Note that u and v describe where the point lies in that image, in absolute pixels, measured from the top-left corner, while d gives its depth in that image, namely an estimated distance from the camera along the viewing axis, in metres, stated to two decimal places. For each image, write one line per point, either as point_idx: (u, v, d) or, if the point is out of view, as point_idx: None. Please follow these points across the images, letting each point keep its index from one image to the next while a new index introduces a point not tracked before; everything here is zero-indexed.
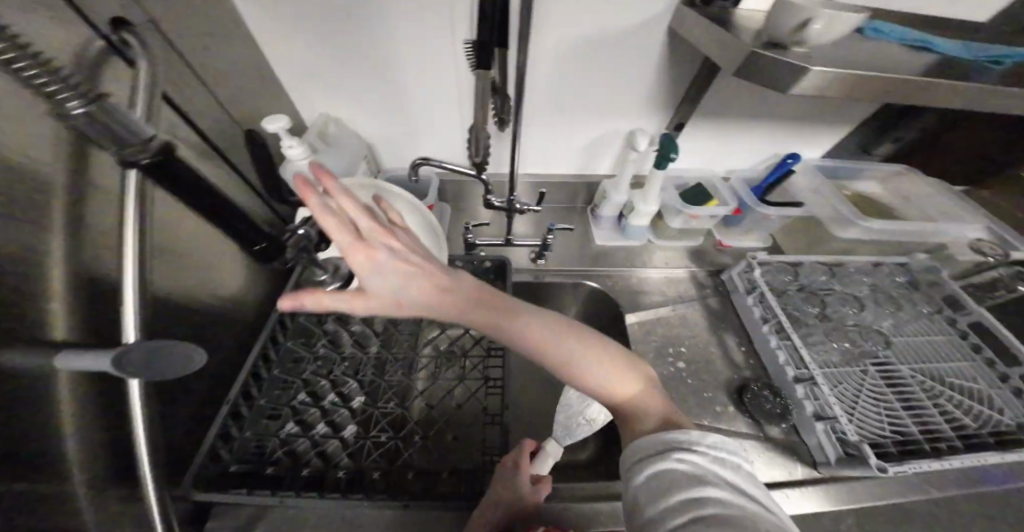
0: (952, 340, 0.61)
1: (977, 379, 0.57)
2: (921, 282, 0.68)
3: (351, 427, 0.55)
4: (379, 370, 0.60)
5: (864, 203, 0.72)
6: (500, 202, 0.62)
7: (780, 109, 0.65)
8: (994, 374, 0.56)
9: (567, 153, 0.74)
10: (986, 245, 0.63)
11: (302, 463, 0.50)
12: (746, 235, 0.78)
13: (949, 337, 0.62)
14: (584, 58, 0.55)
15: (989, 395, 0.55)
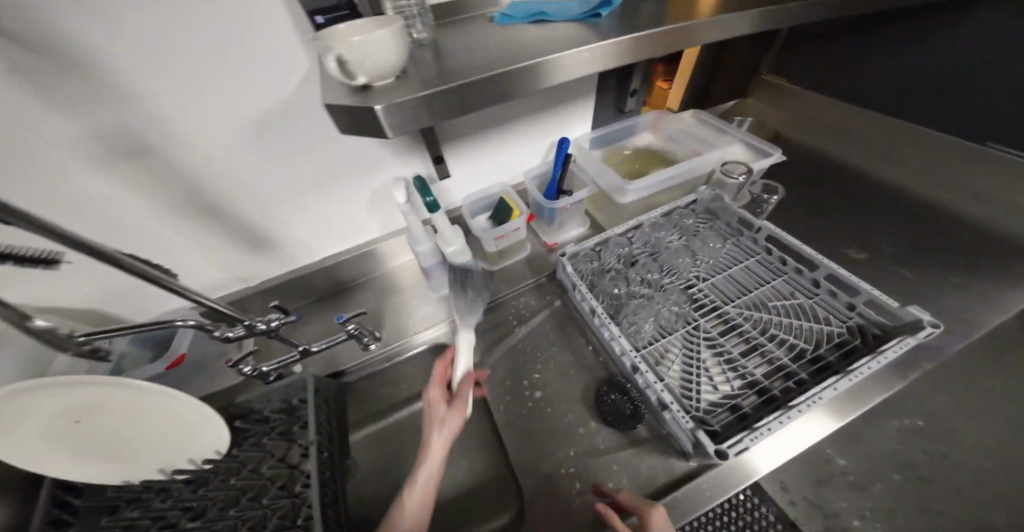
0: (763, 261, 0.63)
1: (794, 294, 0.59)
2: (718, 212, 0.69)
3: None
4: None
5: (643, 158, 0.73)
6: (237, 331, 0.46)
7: (520, 109, 0.65)
8: (806, 281, 0.59)
9: (348, 226, 0.67)
10: (729, 166, 0.67)
11: None
12: (567, 226, 0.75)
13: (759, 258, 0.64)
14: (257, 140, 0.50)
15: (810, 306, 0.58)
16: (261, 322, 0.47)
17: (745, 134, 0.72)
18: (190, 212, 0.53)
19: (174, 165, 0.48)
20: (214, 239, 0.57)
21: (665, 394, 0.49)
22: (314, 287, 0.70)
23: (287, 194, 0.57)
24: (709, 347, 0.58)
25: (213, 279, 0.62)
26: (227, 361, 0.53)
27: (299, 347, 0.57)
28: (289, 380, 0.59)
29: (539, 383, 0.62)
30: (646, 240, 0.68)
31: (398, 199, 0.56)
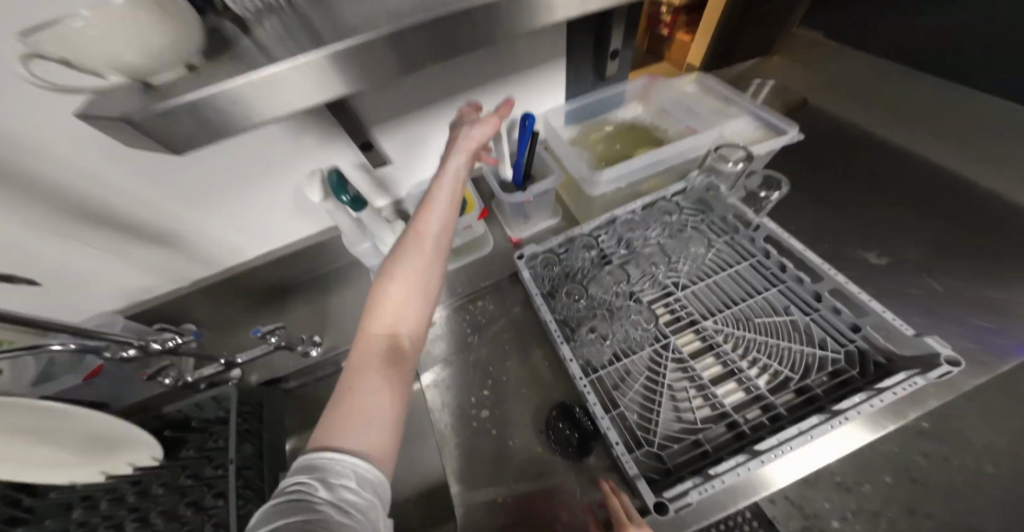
0: (758, 266, 0.51)
1: (789, 309, 0.47)
2: (711, 203, 0.55)
3: None
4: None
5: (628, 136, 0.60)
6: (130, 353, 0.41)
7: (467, 79, 0.52)
8: (806, 294, 0.47)
9: (280, 223, 0.59)
10: (727, 149, 0.53)
11: None
12: (534, 220, 0.66)
13: (754, 262, 0.51)
14: None
15: (805, 324, 0.46)
16: (157, 341, 0.43)
17: (758, 105, 0.56)
18: (79, 221, 0.45)
19: (25, 178, 0.39)
20: (119, 244, 0.50)
21: (610, 431, 0.43)
22: (251, 290, 0.62)
23: (192, 192, 0.49)
24: (678, 370, 0.48)
25: (135, 283, 0.56)
26: (142, 376, 0.50)
27: (223, 359, 0.51)
28: (213, 393, 0.52)
29: (490, 401, 0.57)
30: (618, 237, 0.56)
31: (314, 198, 0.48)
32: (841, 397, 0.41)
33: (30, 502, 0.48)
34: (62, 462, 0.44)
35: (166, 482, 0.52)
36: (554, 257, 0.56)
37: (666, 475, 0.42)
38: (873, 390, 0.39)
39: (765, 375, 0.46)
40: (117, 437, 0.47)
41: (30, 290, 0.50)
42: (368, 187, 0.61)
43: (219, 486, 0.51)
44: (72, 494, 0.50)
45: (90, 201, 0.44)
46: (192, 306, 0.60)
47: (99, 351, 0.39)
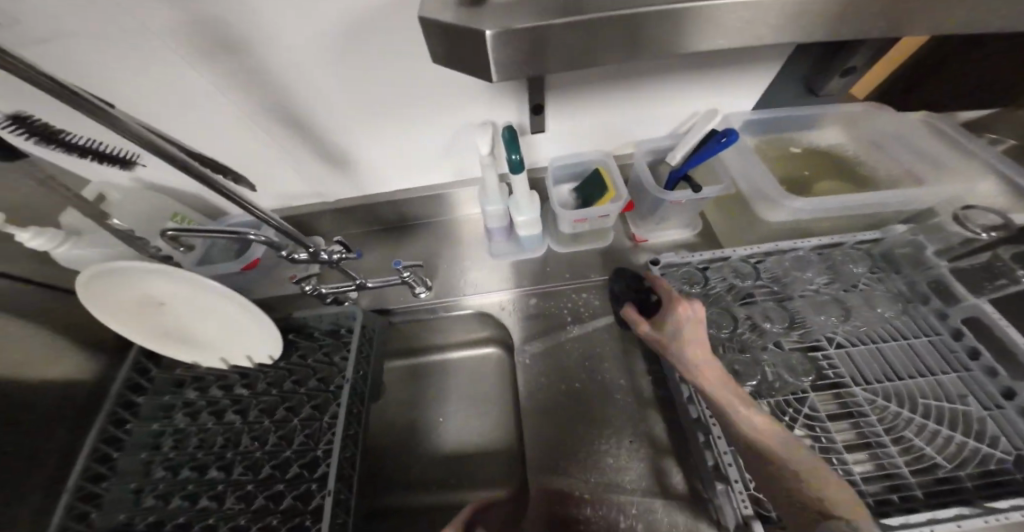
0: (939, 344, 0.45)
1: (965, 399, 0.41)
2: (902, 263, 0.49)
3: (190, 501, 0.47)
4: (239, 436, 0.52)
5: (812, 161, 0.54)
6: (301, 254, 0.43)
7: (667, 63, 0.48)
8: (993, 388, 0.40)
9: (428, 166, 0.60)
10: (974, 212, 0.44)
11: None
12: (668, 224, 0.62)
13: (935, 340, 0.45)
14: (357, 51, 0.41)
15: (978, 420, 0.40)
16: (324, 252, 0.43)
17: (1010, 161, 0.45)
18: (277, 117, 0.48)
19: (259, 70, 0.42)
20: (296, 148, 0.52)
21: (731, 467, 0.40)
22: (380, 217, 0.66)
23: (375, 114, 0.49)
24: (803, 428, 0.44)
25: (292, 189, 0.59)
26: (291, 276, 0.51)
27: (357, 280, 0.54)
28: (338, 311, 0.56)
29: (581, 393, 0.56)
30: (772, 270, 0.51)
31: (484, 149, 0.46)
32: (1000, 498, 0.36)
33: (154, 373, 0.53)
34: (199, 344, 0.52)
35: (273, 381, 0.56)
36: (695, 273, 0.52)
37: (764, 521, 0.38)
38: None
39: (908, 455, 0.40)
40: (235, 330, 0.52)
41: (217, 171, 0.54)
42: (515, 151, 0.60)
43: (319, 398, 0.55)
44: (189, 374, 0.55)
45: (292, 100, 0.46)
46: (330, 220, 0.64)
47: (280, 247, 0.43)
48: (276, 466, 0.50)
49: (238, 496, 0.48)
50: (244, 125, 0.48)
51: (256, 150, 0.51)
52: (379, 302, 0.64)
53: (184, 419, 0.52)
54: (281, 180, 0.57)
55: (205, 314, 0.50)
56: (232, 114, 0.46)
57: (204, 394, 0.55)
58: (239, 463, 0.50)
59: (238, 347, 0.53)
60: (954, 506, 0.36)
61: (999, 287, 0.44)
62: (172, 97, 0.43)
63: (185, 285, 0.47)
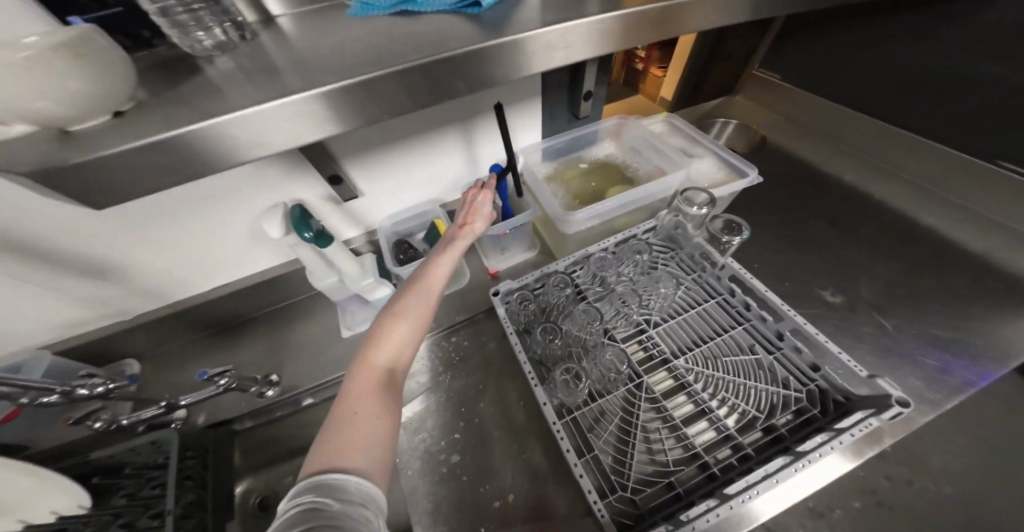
0: (724, 303, 0.52)
1: (754, 348, 0.48)
2: (681, 241, 0.57)
3: None
4: None
5: (599, 174, 0.62)
6: (55, 395, 0.40)
7: (444, 116, 0.54)
8: (768, 332, 0.48)
9: (246, 256, 0.61)
10: (693, 193, 0.55)
11: None
12: (511, 251, 0.67)
13: (720, 300, 0.52)
14: None
15: (769, 363, 0.47)
16: (83, 387, 0.42)
17: (722, 147, 0.62)
18: (37, 249, 0.46)
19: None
20: (78, 269, 0.50)
21: (584, 479, 0.41)
22: (206, 320, 0.63)
23: (156, 213, 0.49)
24: (651, 409, 0.49)
25: (75, 314, 0.54)
26: (70, 421, 0.48)
27: (167, 401, 0.50)
28: (151, 437, 0.49)
29: (458, 444, 0.55)
30: (592, 274, 0.57)
31: (275, 233, 0.46)
32: (804, 436, 0.41)
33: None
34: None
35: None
36: (530, 294, 0.56)
37: (640, 522, 0.42)
38: (834, 430, 0.39)
39: (733, 414, 0.46)
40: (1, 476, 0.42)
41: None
42: (335, 218, 0.61)
43: None
44: None
45: (49, 227, 0.44)
46: (137, 338, 0.59)
47: (14, 397, 0.37)
48: None
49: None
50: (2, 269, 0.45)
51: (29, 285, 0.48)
52: (212, 417, 0.58)
53: None
54: (73, 303, 0.53)
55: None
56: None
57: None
58: None
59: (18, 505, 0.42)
60: (778, 457, 0.40)
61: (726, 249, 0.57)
62: None
63: None
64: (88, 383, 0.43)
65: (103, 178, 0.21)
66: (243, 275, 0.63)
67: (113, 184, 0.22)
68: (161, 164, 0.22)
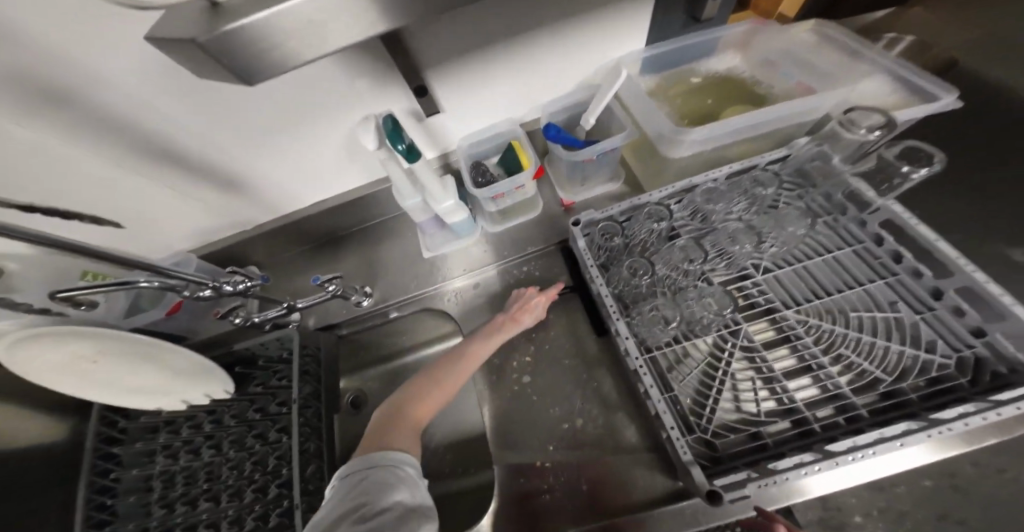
0: (864, 253, 0.47)
1: (895, 305, 0.44)
2: (816, 176, 0.52)
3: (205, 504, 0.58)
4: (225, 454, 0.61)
5: (720, 91, 0.56)
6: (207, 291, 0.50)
7: (551, 20, 0.48)
8: (922, 290, 0.43)
9: (333, 171, 0.62)
10: (860, 114, 0.47)
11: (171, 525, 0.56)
12: (592, 181, 0.61)
13: (860, 249, 0.48)
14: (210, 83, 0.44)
15: (912, 323, 0.43)
16: (228, 285, 0.51)
17: (896, 61, 0.49)
18: (178, 155, 0.51)
19: (100, 111, 0.44)
20: (206, 176, 0.56)
21: (665, 415, 0.41)
22: (307, 233, 0.70)
23: (265, 125, 0.51)
24: (744, 359, 0.47)
25: (205, 225, 0.64)
26: (217, 314, 0.57)
27: (286, 303, 0.58)
28: (277, 335, 0.61)
29: (530, 366, 0.57)
30: (693, 209, 0.52)
31: (368, 145, 0.43)
32: (939, 405, 0.38)
33: (124, 425, 0.61)
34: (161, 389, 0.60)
35: (237, 413, 0.65)
36: (615, 227, 0.52)
37: (717, 463, 0.42)
38: (985, 401, 0.36)
39: (849, 374, 0.44)
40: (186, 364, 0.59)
41: (141, 216, 0.57)
42: (417, 136, 0.59)
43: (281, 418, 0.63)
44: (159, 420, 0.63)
45: (185, 136, 0.49)
46: (252, 247, 0.68)
47: (180, 289, 0.48)
48: (258, 489, 0.58)
49: (230, 521, 0.56)
50: (156, 171, 0.53)
51: (175, 187, 0.56)
52: (325, 319, 0.68)
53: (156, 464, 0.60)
54: (205, 206, 0.61)
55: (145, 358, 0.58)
56: (138, 162, 0.51)
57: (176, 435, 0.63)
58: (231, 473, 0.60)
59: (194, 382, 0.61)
60: (902, 422, 0.37)
61: (894, 186, 0.48)
62: (68, 164, 0.47)
63: (113, 347, 0.55)
64: (234, 280, 0.51)
65: (238, 63, 0.21)
66: (336, 193, 0.66)
67: (246, 64, 0.21)
68: (290, 36, 0.20)
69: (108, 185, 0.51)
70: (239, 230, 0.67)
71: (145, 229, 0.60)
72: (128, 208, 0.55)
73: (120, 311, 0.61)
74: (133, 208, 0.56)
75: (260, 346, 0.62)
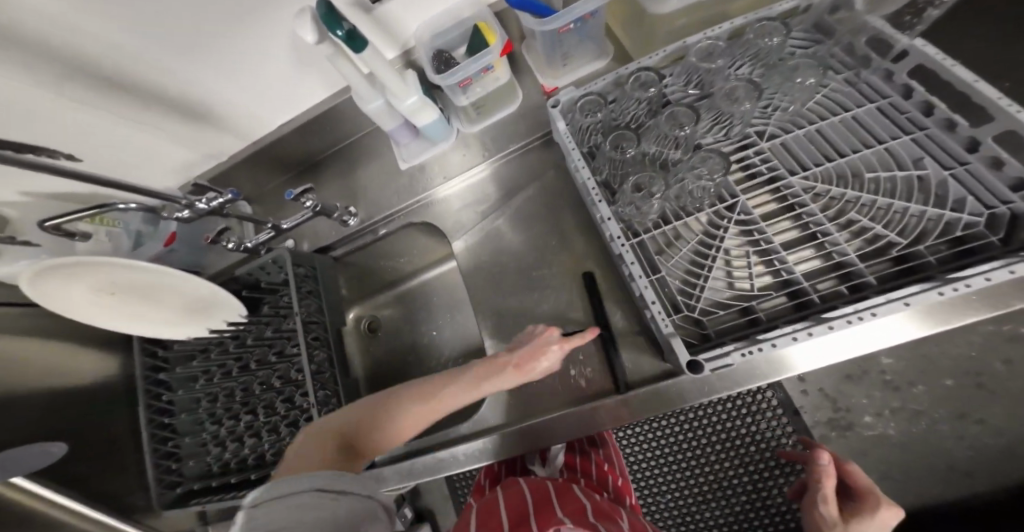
0: (889, 109, 0.42)
1: (920, 163, 0.39)
2: (837, 24, 0.45)
3: (245, 413, 0.65)
4: (253, 369, 0.66)
5: None
6: (188, 212, 0.53)
7: None
8: (957, 143, 0.37)
9: (291, 82, 0.58)
10: None
11: (223, 427, 0.64)
12: (574, 60, 0.56)
13: (884, 104, 0.42)
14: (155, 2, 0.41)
15: (940, 179, 0.37)
16: (201, 201, 0.52)
17: None
18: (148, 88, 0.51)
19: (56, 49, 0.43)
20: (179, 108, 0.55)
21: (648, 291, 0.40)
22: (287, 161, 0.69)
23: (216, 36, 0.48)
24: (740, 233, 0.44)
25: (185, 158, 0.64)
26: (207, 240, 0.58)
27: (272, 224, 0.61)
28: (272, 257, 0.61)
29: (517, 269, 0.57)
30: (688, 76, 0.48)
31: (309, 39, 0.40)
32: (961, 265, 0.34)
33: (164, 354, 0.68)
34: (181, 322, 0.65)
35: (257, 335, 0.67)
36: (600, 101, 0.48)
37: (705, 341, 0.41)
38: (1017, 257, 0.31)
39: (860, 240, 0.40)
40: (200, 294, 0.62)
41: (128, 157, 0.59)
42: (372, 34, 0.53)
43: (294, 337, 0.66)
44: (197, 349, 0.69)
45: (144, 65, 0.48)
46: (235, 180, 0.68)
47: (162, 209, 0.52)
48: (285, 399, 0.63)
49: (269, 429, 0.63)
50: (130, 109, 0.53)
51: (154, 125, 0.56)
52: (318, 242, 0.69)
53: (202, 382, 0.67)
54: (185, 139, 0.61)
55: (156, 290, 0.61)
56: (111, 101, 0.51)
57: (209, 360, 0.68)
58: (263, 387, 0.65)
59: (209, 316, 0.65)
60: (913, 285, 0.34)
61: (923, 18, 0.41)
62: (41, 109, 0.47)
63: (122, 282, 0.58)
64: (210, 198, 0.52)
65: None
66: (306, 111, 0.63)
67: None
68: None
69: (90, 128, 0.52)
70: (215, 163, 0.67)
71: (133, 169, 0.61)
72: (113, 150, 0.56)
73: (127, 247, 0.65)
74: (118, 149, 0.57)
75: (264, 269, 0.64)
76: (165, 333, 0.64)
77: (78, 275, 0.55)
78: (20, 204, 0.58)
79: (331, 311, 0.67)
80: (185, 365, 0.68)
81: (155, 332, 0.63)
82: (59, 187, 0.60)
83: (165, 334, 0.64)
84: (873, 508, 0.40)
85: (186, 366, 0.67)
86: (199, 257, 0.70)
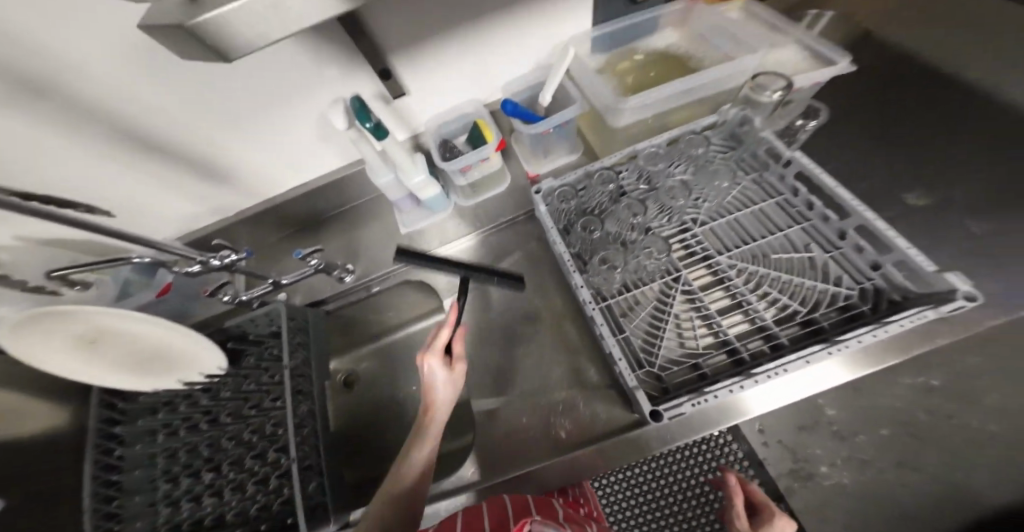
0: (785, 204, 0.55)
1: (809, 247, 0.51)
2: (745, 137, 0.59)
3: (209, 473, 0.61)
4: (223, 424, 0.65)
5: (658, 67, 0.63)
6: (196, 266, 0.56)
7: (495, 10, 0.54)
8: (831, 232, 0.50)
9: (306, 154, 0.66)
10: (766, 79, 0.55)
11: (182, 490, 0.59)
12: (555, 153, 0.68)
13: (781, 201, 0.55)
14: (202, 85, 0.50)
15: (823, 261, 0.49)
16: (215, 258, 0.56)
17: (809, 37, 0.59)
18: (173, 149, 0.57)
19: (99, 110, 0.49)
20: (197, 167, 0.61)
21: (615, 349, 0.47)
22: (288, 219, 0.74)
23: (249, 113, 0.56)
24: (685, 300, 0.53)
25: (189, 211, 0.69)
26: (206, 292, 0.61)
27: (272, 280, 0.64)
28: (265, 310, 0.64)
29: (500, 324, 0.63)
30: (639, 173, 0.61)
31: (339, 126, 0.50)
32: (846, 328, 0.44)
33: (124, 406, 0.60)
34: (154, 371, 0.59)
35: (233, 389, 0.67)
36: (571, 191, 0.59)
37: (664, 393, 0.47)
38: (878, 323, 0.42)
39: (774, 308, 0.50)
40: (185, 342, 0.60)
41: (138, 206, 0.63)
42: (387, 119, 0.63)
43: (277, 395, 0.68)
44: (162, 401, 0.63)
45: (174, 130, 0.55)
46: (235, 234, 0.72)
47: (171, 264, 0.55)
48: (257, 455, 0.64)
49: (232, 487, 0.61)
50: (152, 165, 0.59)
51: (170, 181, 0.62)
52: (311, 295, 0.73)
53: (165, 438, 0.61)
54: (195, 194, 0.66)
55: (137, 337, 0.57)
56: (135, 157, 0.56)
57: (176, 413, 0.63)
58: (233, 443, 0.64)
59: (188, 365, 0.62)
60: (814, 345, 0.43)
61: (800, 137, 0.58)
62: (69, 156, 0.53)
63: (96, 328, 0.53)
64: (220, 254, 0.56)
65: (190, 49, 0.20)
66: (316, 179, 0.71)
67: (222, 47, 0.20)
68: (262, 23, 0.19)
69: (110, 178, 0.58)
70: (218, 217, 0.72)
71: (138, 217, 0.65)
72: (126, 198, 0.61)
73: (112, 296, 0.66)
74: (131, 197, 0.62)
75: (250, 323, 0.67)
76: (130, 385, 0.58)
77: (52, 320, 0.50)
78: (13, 248, 0.59)
79: (318, 361, 0.69)
80: (144, 417, 0.61)
81: (120, 383, 0.57)
82: (58, 234, 0.63)
83: (131, 387, 0.58)
84: (772, 519, 0.48)
85: (149, 419, 0.61)
86: (187, 306, 0.72)
